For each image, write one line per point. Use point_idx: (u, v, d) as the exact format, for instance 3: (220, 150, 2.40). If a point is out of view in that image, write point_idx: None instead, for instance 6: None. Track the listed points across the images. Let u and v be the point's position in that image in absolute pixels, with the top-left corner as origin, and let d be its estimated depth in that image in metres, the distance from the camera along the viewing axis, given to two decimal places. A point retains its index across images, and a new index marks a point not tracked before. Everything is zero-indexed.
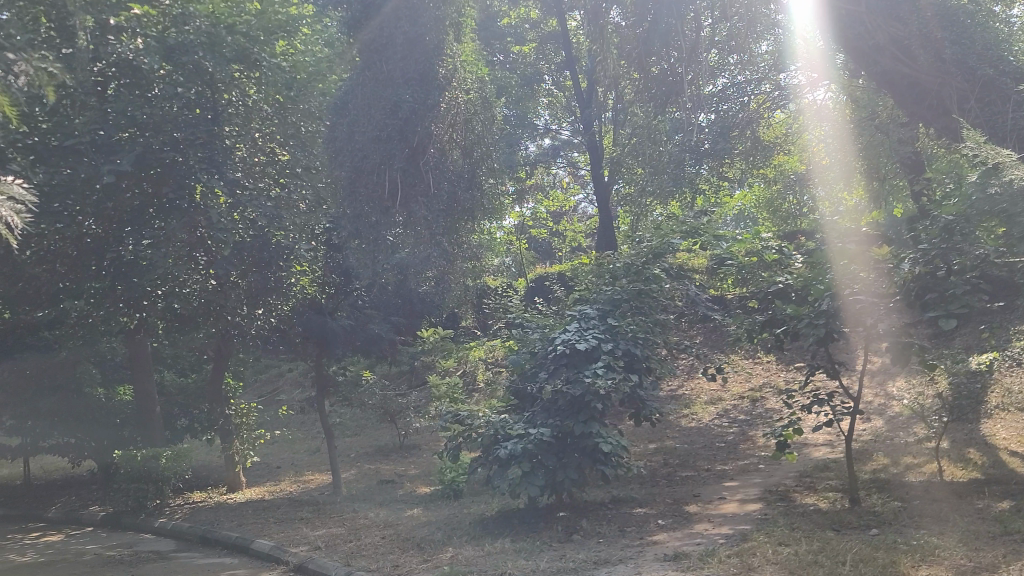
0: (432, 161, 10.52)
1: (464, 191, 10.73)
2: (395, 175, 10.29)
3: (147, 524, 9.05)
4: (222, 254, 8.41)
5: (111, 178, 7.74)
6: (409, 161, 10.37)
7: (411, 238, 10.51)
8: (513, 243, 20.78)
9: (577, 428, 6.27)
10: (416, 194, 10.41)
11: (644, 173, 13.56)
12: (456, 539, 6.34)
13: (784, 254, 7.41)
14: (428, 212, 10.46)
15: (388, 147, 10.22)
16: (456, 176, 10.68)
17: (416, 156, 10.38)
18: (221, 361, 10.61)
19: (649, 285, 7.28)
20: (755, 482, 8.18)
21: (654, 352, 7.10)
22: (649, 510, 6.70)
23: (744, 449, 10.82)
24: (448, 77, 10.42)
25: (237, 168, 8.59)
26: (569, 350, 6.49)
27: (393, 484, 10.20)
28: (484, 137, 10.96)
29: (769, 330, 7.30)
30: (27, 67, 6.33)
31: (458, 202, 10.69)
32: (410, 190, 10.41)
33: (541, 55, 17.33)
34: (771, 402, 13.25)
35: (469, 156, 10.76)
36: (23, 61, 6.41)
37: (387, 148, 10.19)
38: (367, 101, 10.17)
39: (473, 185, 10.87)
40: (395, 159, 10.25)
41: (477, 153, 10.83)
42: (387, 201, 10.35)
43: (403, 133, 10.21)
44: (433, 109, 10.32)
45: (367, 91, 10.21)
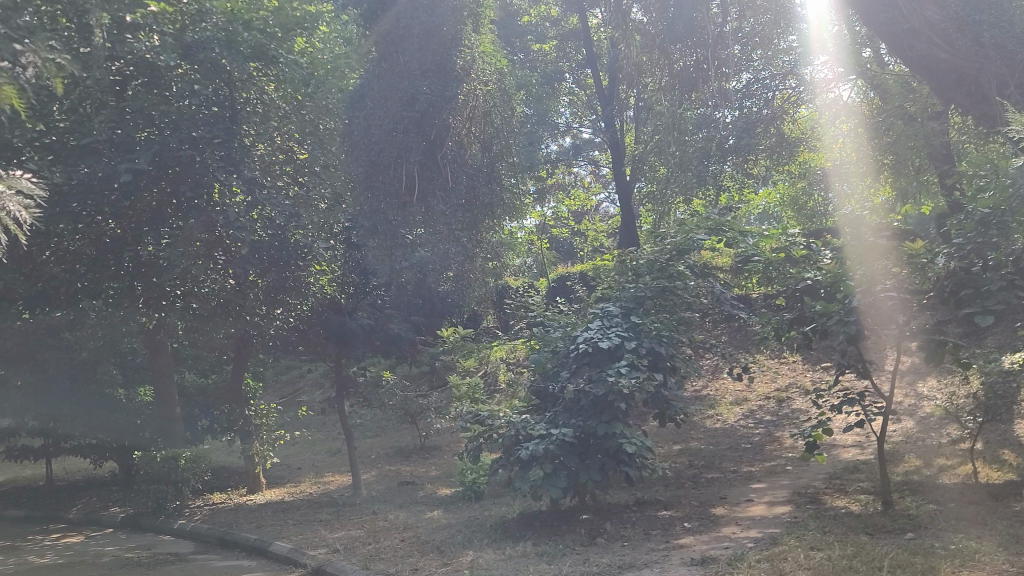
0: (451, 154, 10.01)
1: (485, 186, 10.31)
2: (412, 168, 9.73)
3: (166, 526, 8.99)
4: (240, 253, 8.32)
5: (129, 177, 7.69)
6: (427, 154, 9.83)
7: (431, 235, 10.00)
8: (534, 243, 20.64)
9: (600, 429, 6.10)
10: (434, 189, 9.92)
11: (667, 170, 13.28)
12: (476, 542, 6.20)
13: (813, 250, 7.16)
14: (448, 208, 10.01)
15: (404, 139, 9.69)
16: (475, 171, 10.25)
17: (434, 150, 9.85)
18: (240, 362, 10.54)
19: (673, 282, 7.09)
20: (783, 484, 7.98)
21: (679, 350, 6.92)
22: (675, 512, 6.53)
23: (770, 450, 10.61)
24: (466, 68, 9.96)
25: (254, 167, 8.51)
26: (592, 348, 6.32)
27: (414, 485, 10.09)
28: (503, 130, 10.52)
29: (798, 328, 7.10)
30: (37, 58, 6.15)
31: (477, 197, 10.26)
32: (431, 185, 9.91)
33: (562, 52, 17.34)
34: (798, 402, 13.01)
35: (490, 150, 10.32)
36: (30, 52, 6.19)
37: (404, 141, 9.66)
38: (383, 91, 9.64)
39: (492, 179, 10.42)
40: (411, 153, 9.72)
41: (497, 147, 10.42)
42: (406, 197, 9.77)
43: (420, 125, 9.69)
44: (452, 101, 9.80)
45: (383, 82, 9.67)
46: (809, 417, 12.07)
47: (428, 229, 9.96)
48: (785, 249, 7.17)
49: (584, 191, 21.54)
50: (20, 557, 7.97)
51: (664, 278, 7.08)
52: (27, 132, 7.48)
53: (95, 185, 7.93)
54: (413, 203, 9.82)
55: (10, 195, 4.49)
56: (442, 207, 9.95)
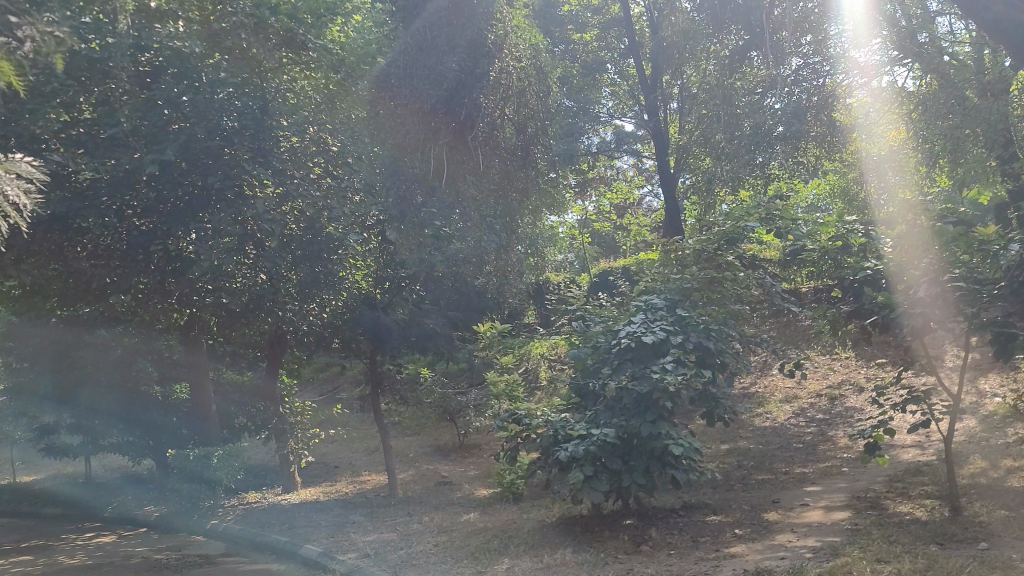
0: (482, 134, 9.48)
1: (517, 169, 9.86)
2: (441, 151, 9.18)
3: (199, 526, 8.80)
4: (271, 246, 8.09)
5: (156, 168, 7.53)
6: (457, 137, 9.30)
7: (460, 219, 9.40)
8: (576, 238, 20.29)
9: (644, 430, 5.70)
10: (464, 172, 9.36)
11: (714, 158, 12.85)
12: (514, 549, 5.88)
13: (873, 238, 6.68)
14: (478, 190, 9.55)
15: (433, 121, 9.14)
16: (509, 153, 9.78)
17: (464, 132, 9.30)
18: (275, 359, 10.36)
19: (722, 272, 6.70)
20: (840, 487, 7.53)
21: (729, 345, 6.50)
22: (726, 518, 6.13)
23: (824, 451, 10.13)
24: (498, 43, 9.25)
25: (285, 158, 8.32)
26: (635, 344, 5.93)
27: (452, 486, 9.81)
28: (539, 111, 9.99)
29: (856, 322, 6.65)
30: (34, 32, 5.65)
31: (508, 179, 9.87)
32: (460, 169, 9.35)
33: (604, 41, 16.67)
34: (851, 400, 12.47)
35: (524, 133, 9.78)
36: (27, 24, 5.67)
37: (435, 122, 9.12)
38: (410, 72, 8.95)
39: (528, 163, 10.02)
40: (440, 135, 9.17)
41: (532, 129, 9.87)
42: (434, 181, 9.20)
43: (449, 105, 9.13)
44: (483, 80, 9.16)
45: (411, 60, 8.97)
46: (864, 416, 11.53)
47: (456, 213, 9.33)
48: (844, 237, 6.70)
49: (628, 185, 21.11)
50: (50, 558, 7.82)
51: (713, 269, 6.67)
52: (52, 123, 7.36)
53: (122, 178, 7.78)
54: (442, 189, 9.22)
55: (7, 178, 4.55)
56: (470, 189, 9.43)
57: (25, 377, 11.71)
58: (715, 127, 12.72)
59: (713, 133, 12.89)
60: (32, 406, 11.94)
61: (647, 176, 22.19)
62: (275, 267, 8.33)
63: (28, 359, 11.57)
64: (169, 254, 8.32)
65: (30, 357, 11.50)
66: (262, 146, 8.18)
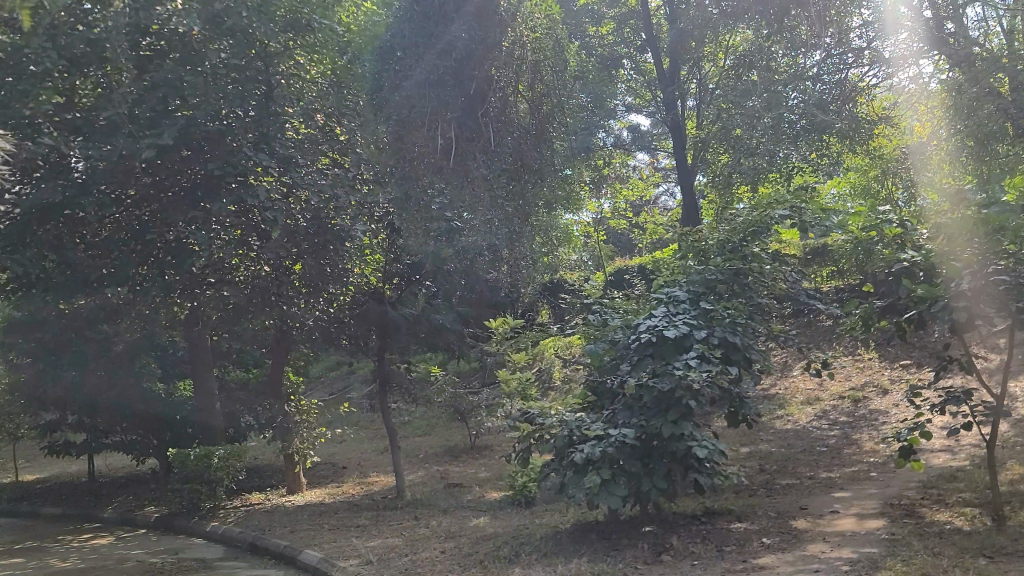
0: (495, 110, 8.34)
1: (534, 150, 8.65)
2: (450, 129, 8.07)
3: (198, 529, 8.48)
4: (274, 237, 7.76)
5: (152, 155, 7.20)
6: (470, 109, 8.17)
7: (467, 203, 8.31)
8: (590, 236, 19.93)
9: (665, 430, 5.31)
10: (475, 149, 8.25)
11: (735, 151, 12.42)
12: (525, 557, 5.52)
13: (908, 227, 6.26)
14: (490, 171, 8.37)
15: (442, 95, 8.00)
16: (524, 131, 8.52)
17: (474, 106, 8.17)
18: (280, 356, 10.04)
19: (748, 264, 6.33)
20: (870, 492, 7.13)
21: (756, 341, 6.11)
22: (753, 526, 5.74)
23: (848, 455, 9.71)
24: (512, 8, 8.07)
25: (289, 146, 7.98)
26: (656, 339, 5.58)
27: (462, 488, 9.46)
28: (554, 87, 8.76)
29: (891, 317, 6.26)
30: None
31: (524, 160, 8.58)
32: (470, 145, 8.24)
33: (620, 36, 16.17)
34: (876, 402, 12.04)
35: (539, 112, 8.62)
36: None
37: (439, 95, 8.00)
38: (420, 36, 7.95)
39: (543, 143, 8.79)
40: (449, 108, 8.05)
41: (547, 108, 8.70)
42: (440, 159, 8.20)
43: (458, 79, 8.00)
44: (496, 51, 8.03)
45: (417, 26, 7.99)
46: (890, 420, 11.10)
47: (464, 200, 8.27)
48: (879, 227, 6.26)
49: (643, 183, 20.75)
50: (42, 560, 7.52)
51: (738, 260, 6.29)
52: (45, 106, 7.06)
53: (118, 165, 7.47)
54: (449, 166, 8.21)
55: None
56: (482, 169, 8.27)
57: (26, 373, 11.46)
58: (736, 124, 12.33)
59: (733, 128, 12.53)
60: (33, 403, 11.69)
61: (663, 174, 21.82)
62: (278, 260, 8.00)
63: (29, 355, 11.32)
64: (168, 246, 8.02)
65: (31, 353, 11.24)
66: (265, 131, 7.85)
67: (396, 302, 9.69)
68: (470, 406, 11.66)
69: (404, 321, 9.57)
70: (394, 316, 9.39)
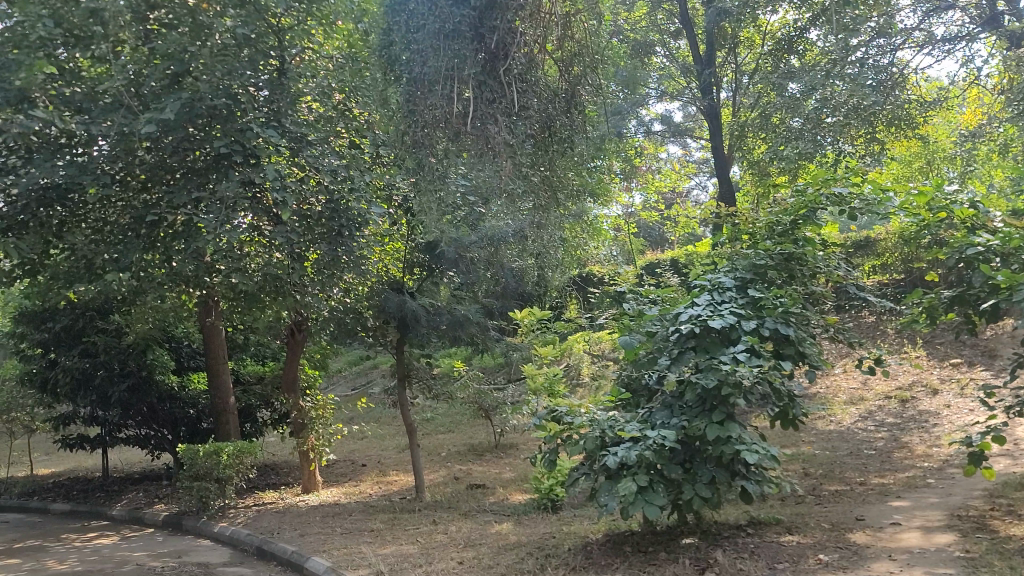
0: (521, 69, 6.58)
1: (561, 115, 6.96)
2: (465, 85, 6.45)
3: (206, 530, 8.01)
4: (284, 219, 7.24)
5: (153, 130, 6.69)
6: (489, 70, 6.54)
7: (490, 174, 6.57)
8: (621, 229, 19.31)
9: (708, 433, 4.67)
10: (495, 114, 6.54)
11: (774, 137, 11.70)
12: (551, 571, 4.96)
13: (979, 210, 5.63)
14: (515, 137, 6.54)
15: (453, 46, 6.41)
16: (554, 93, 6.93)
17: (495, 63, 6.50)
18: (295, 348, 9.56)
19: (800, 248, 5.72)
20: (932, 502, 6.51)
21: (809, 333, 5.51)
22: (806, 539, 5.14)
23: (899, 459, 9.06)
24: None
25: (302, 124, 7.47)
26: (699, 329, 4.96)
27: (485, 490, 8.93)
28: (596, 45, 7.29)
29: (962, 308, 5.67)
30: None
31: (553, 129, 6.95)
32: (491, 107, 6.51)
33: (653, 21, 15.35)
34: (925, 403, 11.35)
35: (572, 73, 6.97)
36: None
37: (450, 46, 6.41)
38: None
39: (576, 108, 7.08)
40: (466, 64, 6.42)
41: (585, 67, 7.05)
42: (458, 124, 6.57)
43: (476, 27, 6.42)
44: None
45: None
46: (942, 422, 10.42)
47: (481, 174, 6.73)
48: (948, 207, 5.57)
49: (676, 175, 20.12)
50: (37, 562, 7.08)
51: (791, 243, 5.68)
52: (38, 77, 6.54)
53: (120, 142, 6.97)
54: (467, 134, 6.57)
55: None
56: (503, 134, 6.43)
57: (37, 365, 11.07)
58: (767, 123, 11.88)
59: (766, 127, 12.03)
60: (45, 395, 11.31)
61: (696, 165, 21.17)
62: (289, 245, 7.48)
63: (40, 346, 10.93)
64: (174, 229, 7.52)
65: (40, 344, 10.84)
66: (276, 107, 7.36)
67: (416, 293, 9.18)
68: (494, 403, 11.13)
69: (424, 313, 9.02)
70: (412, 307, 8.83)
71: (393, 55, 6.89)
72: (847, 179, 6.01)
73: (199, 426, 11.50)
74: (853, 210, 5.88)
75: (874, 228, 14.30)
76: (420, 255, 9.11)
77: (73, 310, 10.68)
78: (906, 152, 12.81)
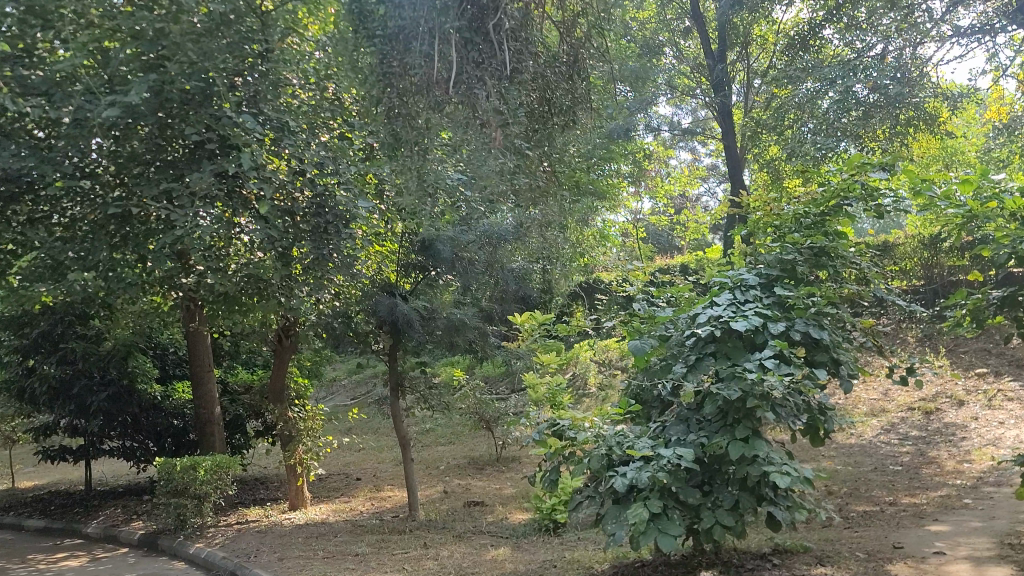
0: (514, 31, 5.93)
1: (561, 83, 6.37)
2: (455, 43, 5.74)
3: (180, 552, 7.43)
4: (263, 212, 6.65)
5: (118, 115, 6.13)
6: (476, 25, 5.82)
7: (478, 147, 6.02)
8: (629, 234, 18.72)
9: (732, 451, 4.04)
10: (489, 82, 5.84)
11: (792, 136, 11.05)
12: None
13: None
14: (506, 104, 5.89)
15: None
16: (552, 65, 6.33)
17: (487, 22, 5.81)
18: (282, 355, 8.96)
19: (831, 243, 5.10)
20: (974, 527, 5.90)
21: (845, 334, 4.88)
22: (840, 573, 4.51)
23: (928, 476, 8.41)
24: None
25: (282, 113, 6.98)
26: (720, 331, 4.35)
27: (483, 507, 8.33)
28: (602, 17, 6.76)
29: (1015, 310, 5.11)
30: None
31: (551, 109, 6.35)
32: (479, 69, 5.80)
33: (662, 19, 14.77)
34: (952, 415, 10.71)
35: (569, 42, 6.47)
36: None
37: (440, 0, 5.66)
38: None
39: (577, 84, 6.51)
40: (448, 16, 5.68)
41: (584, 37, 6.53)
42: (439, 90, 5.79)
43: None
44: None
45: None
46: (971, 435, 9.78)
47: (471, 153, 6.09)
48: (998, 197, 4.91)
49: (685, 178, 19.57)
50: None
51: (822, 236, 5.06)
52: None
53: (85, 130, 6.41)
54: (452, 102, 5.83)
55: None
56: (493, 101, 5.80)
57: (13, 373, 10.51)
58: (778, 119, 11.29)
59: (774, 123, 11.51)
60: (23, 404, 10.76)
61: (706, 168, 20.61)
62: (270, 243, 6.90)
63: (17, 353, 10.37)
64: (146, 227, 6.96)
65: (18, 351, 10.28)
66: (256, 93, 6.85)
67: (409, 296, 8.62)
68: (496, 414, 10.54)
69: (418, 317, 8.37)
70: (405, 311, 8.21)
71: (363, 10, 5.82)
72: (884, 165, 5.35)
73: (185, 438, 11.00)
74: (889, 200, 5.23)
75: (893, 232, 13.66)
76: (416, 257, 8.52)
77: (51, 315, 10.20)
78: (926, 156, 12.10)
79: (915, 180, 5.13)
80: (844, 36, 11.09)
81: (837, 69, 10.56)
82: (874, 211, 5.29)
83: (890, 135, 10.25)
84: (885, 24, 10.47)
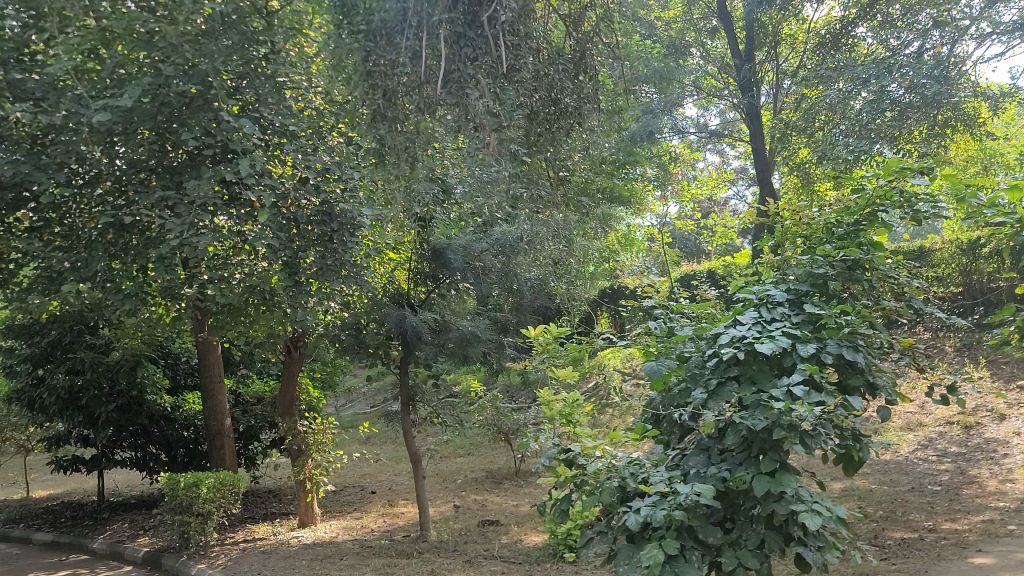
0: (516, 24, 5.53)
1: (570, 82, 6.03)
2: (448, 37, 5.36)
3: (182, 573, 7.16)
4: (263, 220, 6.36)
5: (111, 118, 5.84)
6: (470, 18, 5.37)
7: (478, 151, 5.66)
8: (655, 238, 18.33)
9: (758, 487, 3.64)
10: (488, 81, 5.46)
11: (824, 138, 10.59)
12: None
13: None
14: (502, 104, 5.54)
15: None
16: (559, 61, 5.97)
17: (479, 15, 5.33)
18: (291, 367, 8.67)
19: (865, 255, 4.68)
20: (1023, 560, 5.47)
21: (882, 355, 4.48)
22: None
23: (969, 498, 7.93)
24: None
25: (285, 117, 6.69)
26: (745, 354, 3.97)
27: (497, 527, 7.99)
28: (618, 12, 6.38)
29: None
30: None
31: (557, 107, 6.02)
32: (472, 66, 5.41)
33: (688, 18, 14.34)
34: (992, 429, 10.20)
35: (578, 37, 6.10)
36: None
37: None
38: None
39: (587, 83, 6.16)
40: (437, 7, 5.25)
41: (598, 35, 6.16)
42: (429, 90, 5.55)
43: None
44: None
45: None
46: (1014, 452, 9.26)
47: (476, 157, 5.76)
48: None
49: (712, 181, 19.11)
50: None
51: (856, 247, 4.63)
52: None
53: (81, 135, 6.15)
54: (444, 102, 5.50)
55: None
56: (492, 103, 5.46)
57: (24, 382, 10.38)
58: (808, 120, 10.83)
59: (804, 123, 11.05)
60: (35, 414, 10.60)
61: (735, 170, 20.14)
62: (271, 253, 6.61)
63: (28, 362, 10.24)
64: (145, 236, 6.69)
65: (28, 359, 10.17)
66: (258, 95, 6.56)
67: (420, 306, 8.29)
68: (513, 427, 10.19)
69: (428, 329, 8.05)
70: (416, 322, 7.90)
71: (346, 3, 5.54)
72: (924, 169, 4.91)
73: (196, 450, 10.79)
74: (932, 208, 4.79)
75: (929, 237, 13.14)
76: (427, 266, 8.21)
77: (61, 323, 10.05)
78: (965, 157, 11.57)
79: (959, 185, 4.71)
80: (878, 33, 10.59)
81: (871, 67, 10.08)
82: (912, 220, 4.85)
83: (927, 136, 9.73)
84: (922, 21, 9.99)
